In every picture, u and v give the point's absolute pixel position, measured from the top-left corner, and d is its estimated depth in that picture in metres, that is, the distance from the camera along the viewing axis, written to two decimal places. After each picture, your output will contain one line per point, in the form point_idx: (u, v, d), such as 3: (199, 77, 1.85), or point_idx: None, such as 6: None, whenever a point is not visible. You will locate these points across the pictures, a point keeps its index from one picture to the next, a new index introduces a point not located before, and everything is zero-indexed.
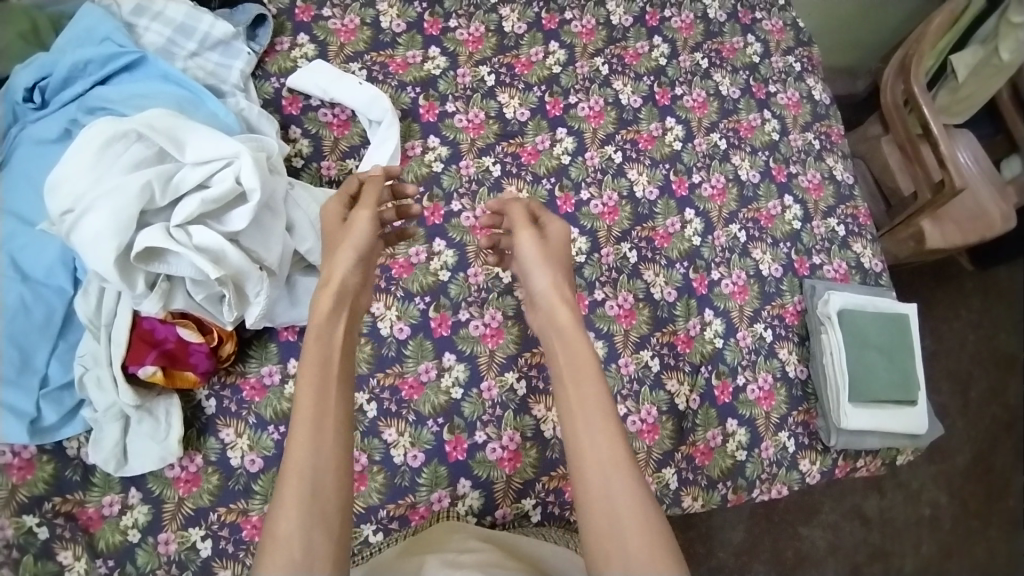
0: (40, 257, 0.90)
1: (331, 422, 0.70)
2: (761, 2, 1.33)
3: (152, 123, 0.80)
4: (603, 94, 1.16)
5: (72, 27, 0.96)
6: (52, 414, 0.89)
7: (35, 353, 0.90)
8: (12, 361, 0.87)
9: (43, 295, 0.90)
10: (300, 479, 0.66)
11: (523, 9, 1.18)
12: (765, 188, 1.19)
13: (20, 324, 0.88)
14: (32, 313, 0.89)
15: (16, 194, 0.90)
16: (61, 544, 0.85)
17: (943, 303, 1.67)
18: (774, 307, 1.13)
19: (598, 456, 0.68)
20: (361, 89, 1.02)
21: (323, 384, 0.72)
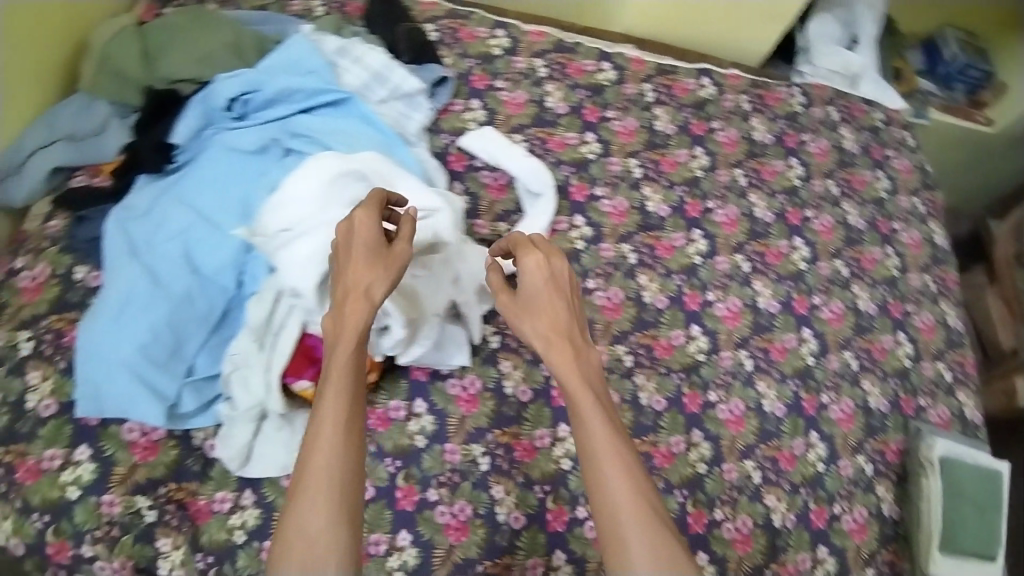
0: (212, 252, 0.94)
1: (354, 432, 0.75)
2: (893, 141, 1.39)
3: (371, 168, 0.94)
4: (739, 204, 1.20)
5: (281, 54, 1.03)
6: (191, 402, 0.92)
7: (186, 343, 0.93)
8: (166, 347, 0.91)
9: (207, 290, 0.94)
10: (324, 482, 0.71)
11: (674, 112, 1.24)
12: (881, 321, 1.22)
13: (181, 314, 0.92)
14: (194, 304, 0.93)
15: (200, 191, 0.96)
16: (162, 530, 0.88)
17: (1019, 463, 1.65)
18: (877, 442, 1.15)
19: (617, 500, 0.73)
20: (527, 161, 1.11)
21: (348, 390, 0.75)
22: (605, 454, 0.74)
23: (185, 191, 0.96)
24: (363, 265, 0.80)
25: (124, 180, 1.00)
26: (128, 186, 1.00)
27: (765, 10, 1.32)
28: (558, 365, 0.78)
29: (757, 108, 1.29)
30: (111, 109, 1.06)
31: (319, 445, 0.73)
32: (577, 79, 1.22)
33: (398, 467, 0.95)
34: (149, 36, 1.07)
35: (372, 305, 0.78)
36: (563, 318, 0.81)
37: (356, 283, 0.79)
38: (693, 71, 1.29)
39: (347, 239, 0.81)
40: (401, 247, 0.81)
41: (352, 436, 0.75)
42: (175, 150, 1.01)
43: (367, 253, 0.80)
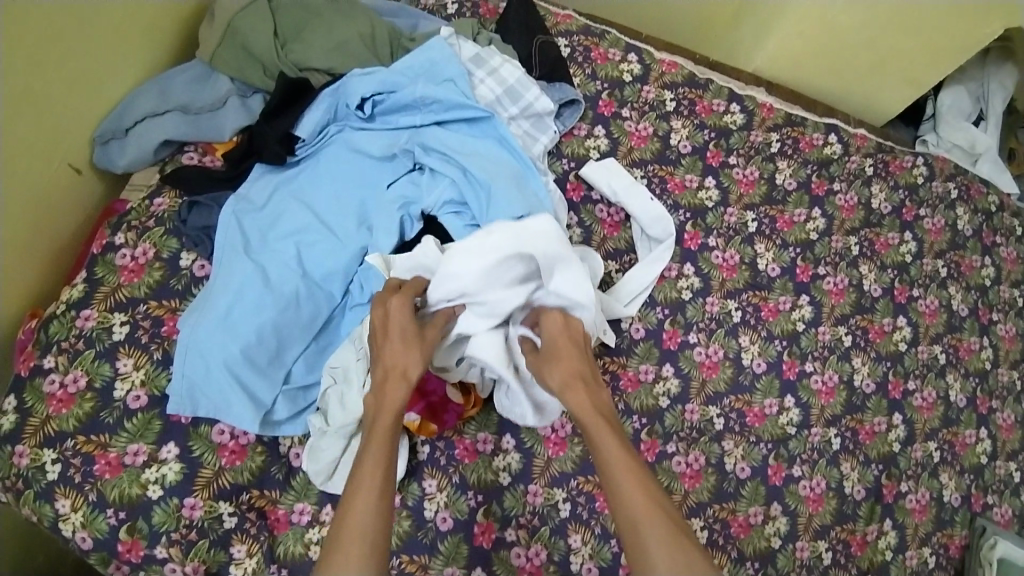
0: (326, 259, 0.91)
1: (388, 488, 0.74)
2: (1003, 228, 1.34)
3: (536, 249, 0.83)
4: (849, 273, 1.17)
5: (420, 55, 0.98)
6: (283, 410, 0.89)
7: (288, 348, 0.89)
8: (269, 350, 0.88)
9: (316, 296, 0.90)
10: (358, 540, 0.69)
11: (797, 167, 1.20)
12: (968, 414, 1.19)
13: (287, 319, 0.88)
14: (301, 310, 0.90)
15: (320, 194, 0.93)
16: (238, 537, 0.85)
17: None
18: (943, 535, 1.12)
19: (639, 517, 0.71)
20: (649, 204, 1.07)
21: (379, 447, 0.76)
22: (621, 471, 0.74)
23: (304, 191, 0.94)
24: (398, 343, 0.82)
25: (240, 167, 0.96)
26: (243, 172, 0.97)
27: (971, 15, 1.16)
28: (573, 402, 0.80)
29: (879, 173, 1.25)
30: (232, 86, 1.01)
31: (350, 502, 0.71)
32: (704, 118, 1.18)
33: (479, 502, 0.92)
34: (279, 13, 1.02)
35: (411, 383, 0.80)
36: (581, 366, 0.84)
37: (392, 359, 0.81)
38: (821, 125, 1.25)
39: (385, 324, 0.83)
40: (434, 332, 0.84)
41: (384, 497, 0.73)
42: (297, 143, 0.97)
43: (405, 331, 0.82)
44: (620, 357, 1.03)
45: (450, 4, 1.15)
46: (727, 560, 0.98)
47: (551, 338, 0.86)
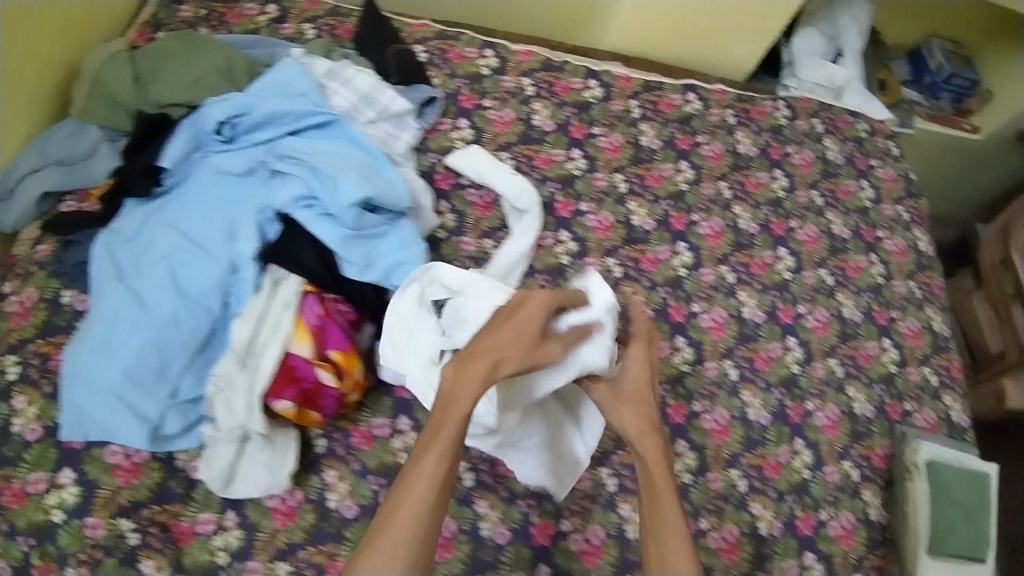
0: (199, 275, 0.96)
1: (446, 488, 0.70)
2: (877, 151, 1.39)
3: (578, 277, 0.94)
4: (723, 216, 1.23)
5: (270, 78, 1.05)
6: (173, 424, 0.92)
7: (172, 364, 0.93)
8: (151, 367, 0.91)
9: (193, 311, 0.94)
10: (406, 539, 0.67)
11: (659, 127, 1.26)
12: (866, 328, 1.23)
13: (166, 337, 0.92)
14: (179, 327, 0.93)
15: (190, 217, 0.99)
16: (145, 553, 0.89)
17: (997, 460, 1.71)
18: (862, 447, 1.16)
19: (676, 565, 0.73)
20: (513, 179, 1.13)
21: (451, 437, 0.71)
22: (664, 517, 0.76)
23: (172, 216, 1.00)
24: (512, 333, 0.77)
25: (111, 205, 1.03)
26: (115, 210, 1.04)
27: None
28: (631, 431, 0.81)
29: (742, 122, 1.32)
30: (102, 134, 1.08)
31: (409, 481, 0.69)
32: (564, 97, 1.24)
33: (381, 484, 0.97)
34: (140, 62, 1.12)
35: (495, 377, 0.74)
36: (653, 411, 0.83)
37: (488, 346, 0.76)
38: (679, 86, 1.31)
39: (512, 308, 0.80)
40: (551, 346, 0.79)
41: (444, 491, 0.70)
42: (165, 174, 1.04)
43: (524, 328, 0.78)
44: None
45: (308, 29, 1.21)
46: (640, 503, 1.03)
47: (627, 377, 0.85)
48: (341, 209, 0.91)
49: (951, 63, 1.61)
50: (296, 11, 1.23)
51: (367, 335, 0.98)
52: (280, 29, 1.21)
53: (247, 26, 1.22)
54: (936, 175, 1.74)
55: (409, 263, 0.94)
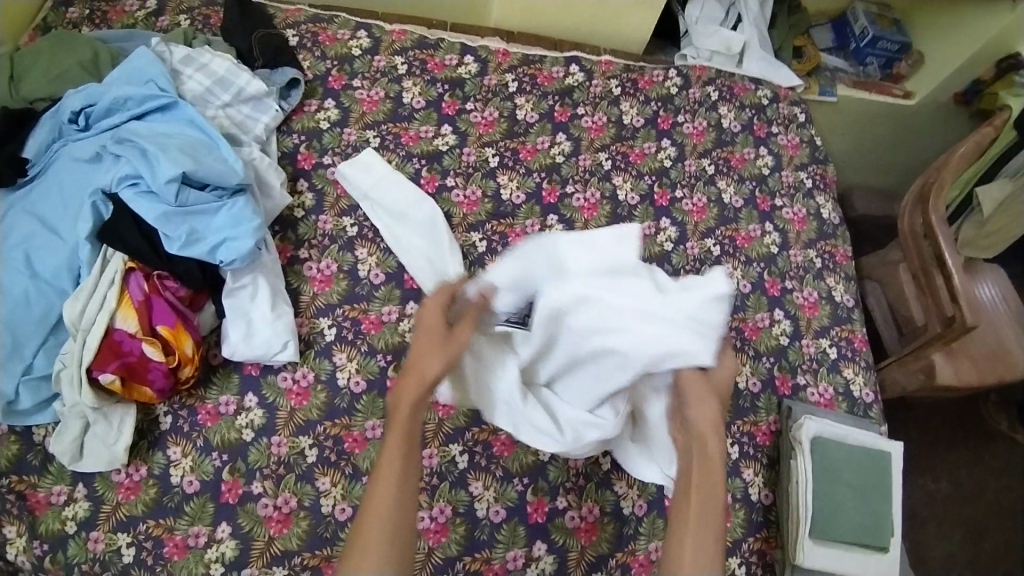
0: (53, 258, 0.98)
1: (407, 485, 0.73)
2: (780, 117, 1.35)
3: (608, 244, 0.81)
4: (601, 187, 1.20)
5: (124, 65, 1.06)
6: (27, 400, 0.95)
7: (25, 342, 0.95)
8: (4, 346, 0.94)
9: (45, 292, 0.96)
10: (380, 526, 0.69)
11: (537, 101, 1.25)
12: (755, 299, 1.17)
13: (18, 315, 0.95)
14: (32, 307, 0.96)
15: (46, 203, 1.00)
16: (7, 518, 0.91)
17: (950, 442, 1.61)
18: (745, 423, 1.09)
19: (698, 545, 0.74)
20: (399, 188, 1.11)
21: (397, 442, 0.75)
22: (706, 498, 0.77)
23: (34, 203, 1.01)
24: (429, 338, 0.81)
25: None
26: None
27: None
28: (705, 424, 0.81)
29: (627, 91, 1.30)
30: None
31: (377, 485, 0.72)
32: (436, 74, 1.24)
33: (224, 461, 0.96)
34: (16, 58, 1.11)
35: (428, 381, 0.78)
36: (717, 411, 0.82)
37: (421, 357, 0.80)
38: (561, 59, 1.30)
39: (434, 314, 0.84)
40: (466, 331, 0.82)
41: (408, 482, 0.73)
42: (28, 165, 1.05)
43: (438, 332, 0.82)
44: (359, 303, 1.06)
45: (183, 20, 1.25)
46: (492, 480, 0.99)
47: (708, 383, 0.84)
48: (160, 186, 0.93)
49: (876, 25, 1.51)
50: (173, 5, 1.26)
51: (209, 314, 0.99)
52: (157, 22, 1.24)
53: (126, 21, 1.24)
54: (870, 143, 1.66)
55: (236, 238, 0.94)
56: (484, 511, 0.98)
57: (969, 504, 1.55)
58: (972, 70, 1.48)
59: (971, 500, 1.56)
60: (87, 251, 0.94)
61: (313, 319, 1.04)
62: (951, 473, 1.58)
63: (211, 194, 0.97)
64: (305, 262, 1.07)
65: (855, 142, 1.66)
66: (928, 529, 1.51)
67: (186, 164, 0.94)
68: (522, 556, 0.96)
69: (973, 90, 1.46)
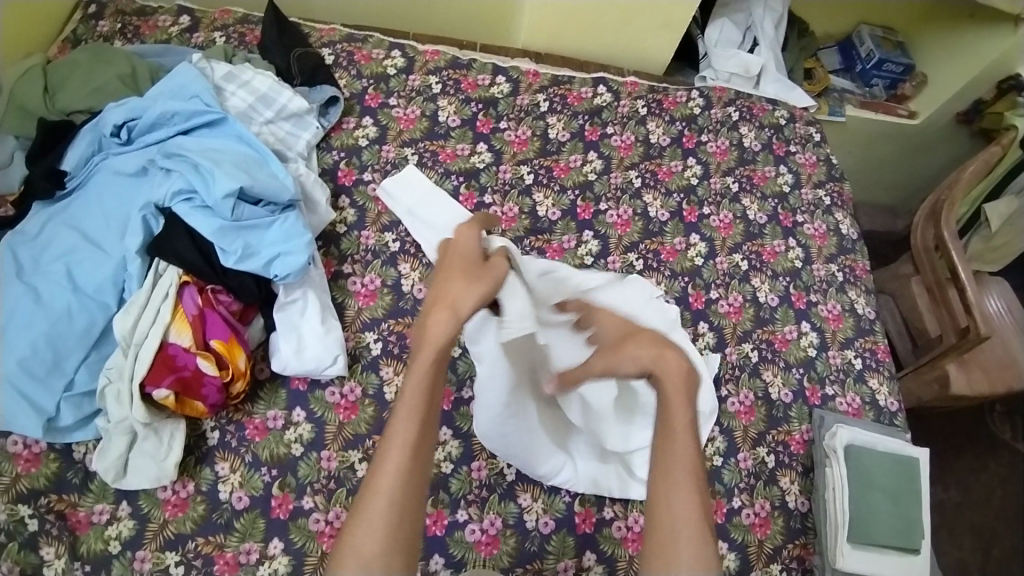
0: (96, 270, 0.94)
1: (422, 445, 0.73)
2: (797, 137, 1.40)
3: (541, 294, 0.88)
4: (632, 205, 1.23)
5: (167, 81, 1.06)
6: (69, 417, 0.90)
7: (67, 358, 0.91)
8: (45, 360, 0.89)
9: (89, 306, 0.92)
10: (384, 494, 0.69)
11: (568, 120, 1.29)
12: (783, 312, 1.21)
13: (61, 330, 0.90)
14: (74, 321, 0.91)
15: (88, 215, 0.97)
16: (46, 539, 0.86)
17: (956, 451, 1.66)
18: (779, 432, 1.11)
19: (675, 494, 0.74)
20: (445, 205, 1.14)
21: (416, 398, 0.74)
22: (680, 466, 0.75)
23: (74, 215, 0.97)
24: (460, 278, 0.78)
25: (19, 209, 1.01)
26: (24, 215, 1.00)
27: (679, 16, 1.36)
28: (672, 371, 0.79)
29: (653, 111, 1.34)
30: (17, 144, 1.06)
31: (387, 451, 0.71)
32: (470, 93, 1.27)
33: (273, 476, 0.94)
34: (50, 71, 1.09)
35: (459, 318, 0.75)
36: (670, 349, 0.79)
37: (450, 295, 0.77)
38: (588, 80, 1.34)
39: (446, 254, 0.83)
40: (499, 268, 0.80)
41: (419, 452, 0.72)
42: (66, 177, 1.02)
43: (472, 274, 0.79)
44: (404, 318, 1.07)
45: (218, 37, 1.26)
46: (539, 491, 1.00)
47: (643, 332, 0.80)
48: (216, 201, 0.94)
49: (881, 48, 1.61)
50: (207, 21, 1.28)
51: (258, 328, 1.00)
52: (191, 38, 1.25)
53: (159, 37, 1.25)
54: (872, 163, 1.76)
55: (290, 253, 0.96)
56: (534, 522, 0.98)
57: (978, 511, 1.60)
58: (972, 92, 1.57)
59: (980, 506, 1.61)
60: (138, 264, 0.94)
61: (359, 334, 1.05)
62: (960, 480, 1.63)
63: (263, 209, 0.99)
64: (349, 277, 1.08)
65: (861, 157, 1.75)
66: (940, 535, 1.56)
67: (243, 180, 0.96)
68: (573, 566, 0.97)
69: (975, 110, 1.54)
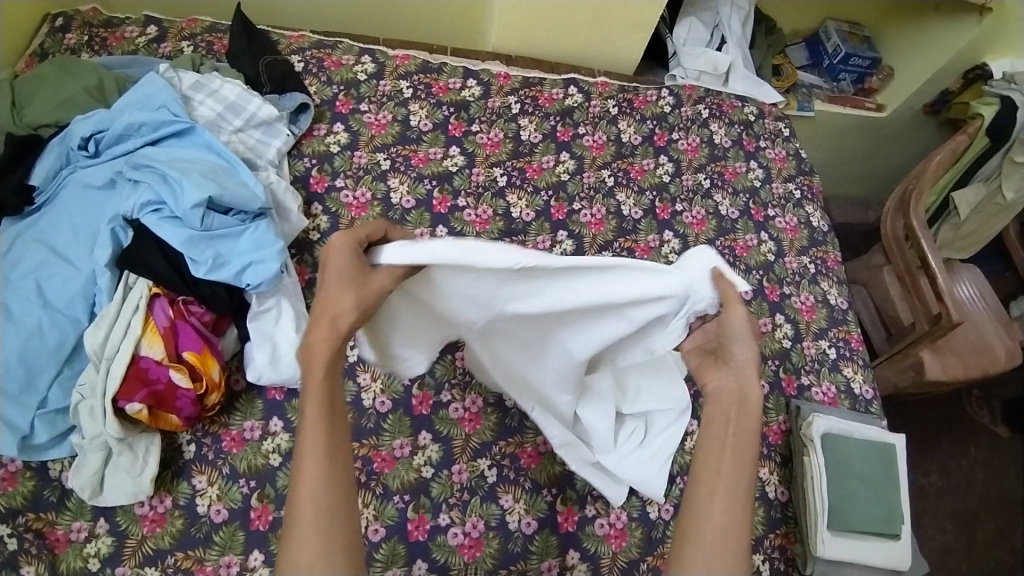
0: (66, 285, 0.92)
1: (341, 455, 0.65)
2: (766, 132, 1.42)
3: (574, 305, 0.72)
4: (606, 204, 1.24)
5: (134, 92, 1.05)
6: (43, 434, 0.88)
7: (40, 374, 0.89)
8: (17, 377, 0.87)
9: (60, 322, 0.90)
10: (310, 506, 0.62)
11: (539, 122, 1.30)
12: (757, 305, 1.22)
13: (32, 347, 0.89)
14: (46, 337, 0.90)
15: (58, 229, 0.96)
16: (25, 558, 0.84)
17: (933, 437, 1.69)
18: (757, 424, 1.12)
19: (727, 508, 0.65)
20: None
21: (319, 409, 0.65)
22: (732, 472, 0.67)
23: (43, 229, 0.96)
24: (335, 286, 0.67)
25: None
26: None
27: (647, 16, 1.37)
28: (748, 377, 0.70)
29: (624, 111, 1.35)
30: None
31: (298, 467, 0.63)
32: (440, 97, 1.27)
33: (252, 487, 0.93)
34: (17, 86, 1.08)
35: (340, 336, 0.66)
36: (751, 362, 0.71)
37: (326, 302, 0.67)
38: (559, 81, 1.35)
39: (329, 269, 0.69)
40: (379, 284, 0.68)
41: (334, 456, 0.64)
42: (35, 192, 1.00)
43: (345, 276, 0.67)
44: None
45: (185, 47, 1.25)
46: (522, 492, 1.00)
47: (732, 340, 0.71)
48: (185, 211, 0.94)
49: (847, 43, 1.64)
50: (174, 31, 1.27)
51: (231, 339, 1.00)
52: (159, 49, 1.24)
53: (126, 48, 1.23)
54: (843, 156, 1.80)
55: (261, 261, 0.95)
56: (516, 523, 0.98)
57: (956, 494, 1.63)
58: (939, 83, 1.61)
59: (959, 489, 1.64)
60: (108, 278, 0.92)
61: None
62: (940, 465, 1.66)
63: (233, 218, 0.99)
64: None
65: (830, 150, 1.78)
66: (923, 520, 1.58)
67: (212, 189, 0.95)
68: (557, 565, 0.97)
69: (942, 100, 1.60)
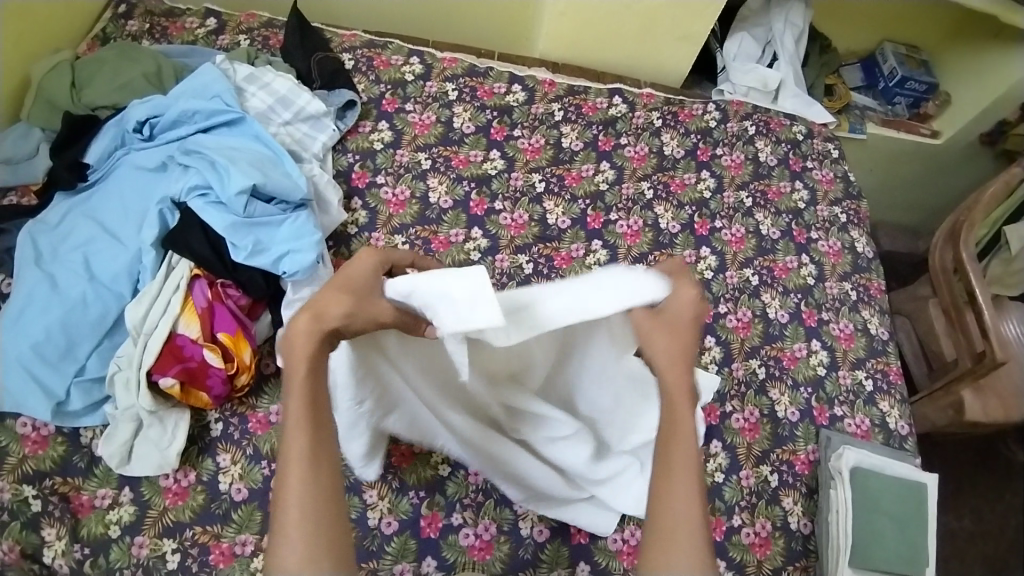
0: (112, 261, 0.96)
1: (328, 457, 0.62)
2: (814, 153, 1.39)
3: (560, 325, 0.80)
4: (643, 216, 1.23)
5: (190, 80, 1.09)
6: (78, 401, 0.92)
7: (80, 344, 0.93)
8: (58, 345, 0.92)
9: (103, 296, 0.95)
10: (297, 503, 0.60)
11: (582, 130, 1.30)
12: (793, 329, 1.19)
13: (75, 317, 0.93)
14: (88, 309, 0.94)
15: (108, 207, 1.00)
16: (48, 520, 0.88)
17: (972, 480, 1.61)
18: (784, 451, 1.09)
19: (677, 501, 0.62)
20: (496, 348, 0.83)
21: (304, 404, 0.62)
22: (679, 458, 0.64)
23: (94, 206, 1.01)
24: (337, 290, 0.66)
25: (43, 199, 1.05)
26: (47, 204, 1.04)
27: (697, 29, 1.36)
28: (670, 383, 0.68)
29: (668, 124, 1.34)
30: (43, 136, 1.10)
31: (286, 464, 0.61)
32: (485, 101, 1.28)
33: (273, 470, 0.95)
34: (78, 67, 1.13)
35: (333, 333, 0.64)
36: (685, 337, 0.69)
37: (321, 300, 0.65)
38: (604, 91, 1.35)
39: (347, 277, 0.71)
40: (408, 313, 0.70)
41: (320, 452, 0.62)
42: (89, 171, 1.05)
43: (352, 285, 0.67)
44: None
45: (242, 40, 1.30)
46: None
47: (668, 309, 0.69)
48: (230, 197, 0.97)
49: (904, 66, 1.60)
50: (233, 24, 1.32)
51: (265, 324, 1.02)
52: (217, 41, 1.29)
53: (187, 38, 1.29)
54: (895, 183, 1.74)
55: (299, 250, 0.98)
56: (528, 530, 0.98)
57: (995, 543, 1.55)
58: (997, 111, 1.56)
59: (995, 538, 1.56)
60: (152, 256, 0.96)
61: None
62: (977, 511, 1.58)
63: (275, 207, 1.01)
64: None
65: (883, 176, 1.72)
66: (951, 566, 1.51)
67: (256, 177, 0.98)
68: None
69: (999, 130, 1.55)
